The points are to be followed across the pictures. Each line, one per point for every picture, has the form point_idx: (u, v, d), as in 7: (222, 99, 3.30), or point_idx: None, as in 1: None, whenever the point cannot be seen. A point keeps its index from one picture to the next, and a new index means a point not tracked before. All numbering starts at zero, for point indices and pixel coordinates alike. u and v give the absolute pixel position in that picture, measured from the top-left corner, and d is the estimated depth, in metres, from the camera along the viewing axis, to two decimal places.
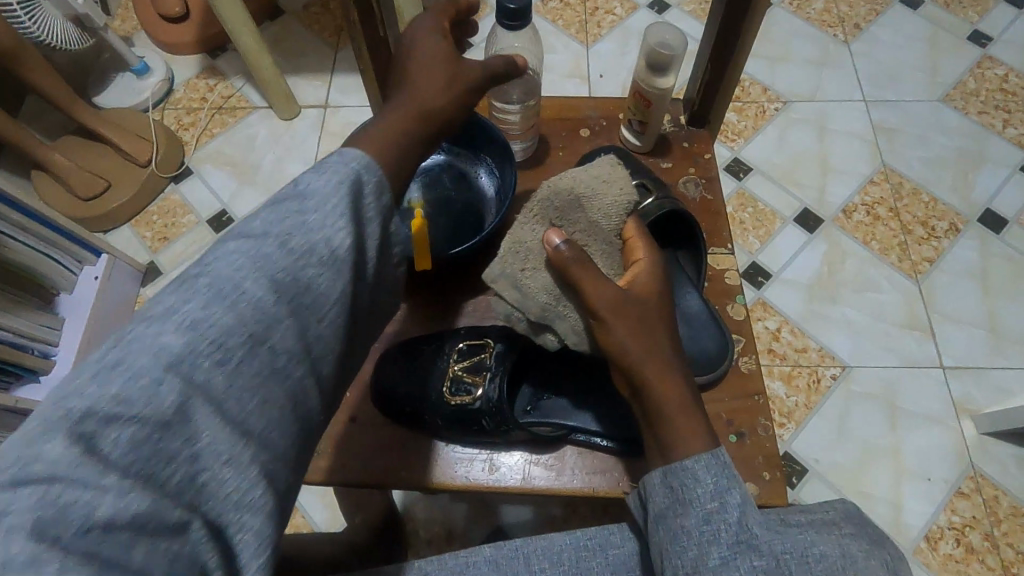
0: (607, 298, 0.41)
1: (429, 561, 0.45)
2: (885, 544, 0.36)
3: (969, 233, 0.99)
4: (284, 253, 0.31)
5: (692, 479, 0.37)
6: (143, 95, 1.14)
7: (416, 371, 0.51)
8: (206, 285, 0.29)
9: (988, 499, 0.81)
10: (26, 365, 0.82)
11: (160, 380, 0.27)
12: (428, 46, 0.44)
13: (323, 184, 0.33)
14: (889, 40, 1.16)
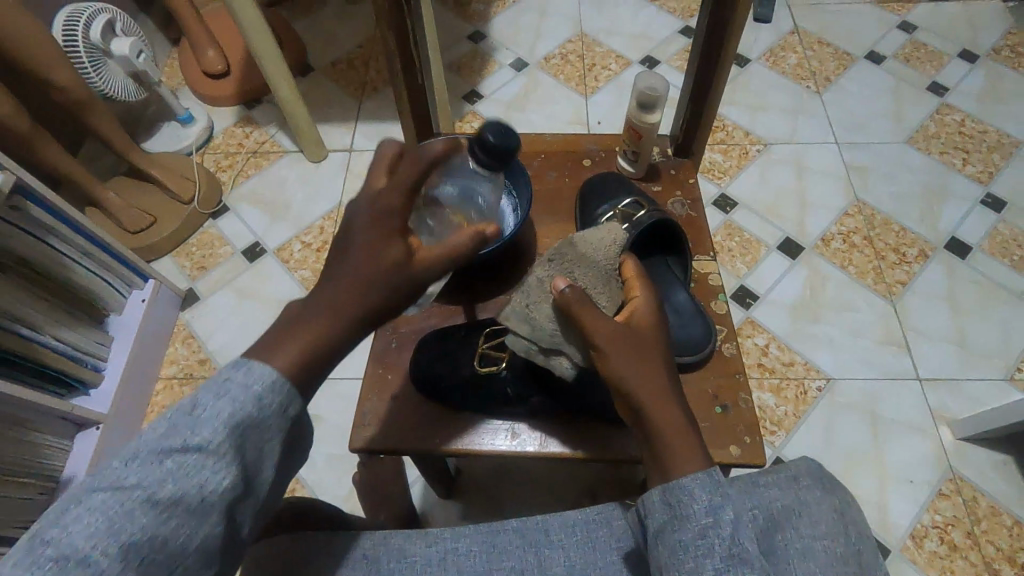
0: (610, 333, 0.45)
1: (463, 526, 0.50)
2: (838, 490, 0.42)
3: (937, 258, 1.09)
4: (151, 505, 0.31)
5: (687, 495, 0.39)
6: (187, 141, 1.27)
7: (449, 354, 0.58)
8: (52, 557, 0.29)
9: (968, 500, 0.88)
10: (80, 378, 0.90)
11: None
12: (378, 225, 0.38)
13: (219, 415, 0.33)
14: (856, 90, 1.30)
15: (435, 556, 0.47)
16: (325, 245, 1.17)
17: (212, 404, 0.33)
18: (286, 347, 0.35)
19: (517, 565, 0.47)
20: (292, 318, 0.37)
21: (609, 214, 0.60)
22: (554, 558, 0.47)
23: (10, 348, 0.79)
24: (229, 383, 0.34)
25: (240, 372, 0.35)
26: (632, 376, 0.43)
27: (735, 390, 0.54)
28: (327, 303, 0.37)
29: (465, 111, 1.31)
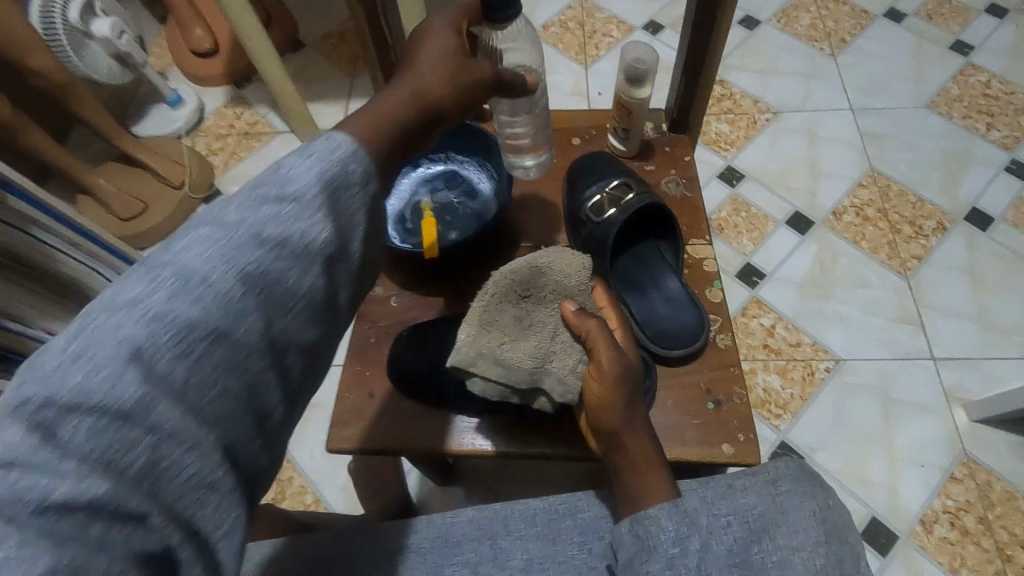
0: (611, 370, 0.44)
1: (419, 517, 0.48)
2: (820, 493, 0.41)
3: (956, 231, 1.03)
4: (257, 246, 0.29)
5: (654, 526, 0.40)
6: (177, 123, 1.24)
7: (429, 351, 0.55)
8: (173, 278, 0.28)
9: (981, 484, 0.85)
10: None
11: (122, 370, 0.26)
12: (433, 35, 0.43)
13: (309, 170, 0.31)
14: (875, 52, 1.22)
15: (385, 552, 0.45)
16: None
17: (299, 160, 0.31)
18: (360, 126, 0.35)
19: (471, 559, 0.45)
20: (363, 112, 0.37)
21: (597, 197, 0.56)
22: (511, 551, 0.45)
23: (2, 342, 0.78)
24: (314, 148, 0.32)
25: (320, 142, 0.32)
26: (625, 415, 0.44)
27: (730, 383, 0.51)
28: (400, 100, 0.38)
29: None
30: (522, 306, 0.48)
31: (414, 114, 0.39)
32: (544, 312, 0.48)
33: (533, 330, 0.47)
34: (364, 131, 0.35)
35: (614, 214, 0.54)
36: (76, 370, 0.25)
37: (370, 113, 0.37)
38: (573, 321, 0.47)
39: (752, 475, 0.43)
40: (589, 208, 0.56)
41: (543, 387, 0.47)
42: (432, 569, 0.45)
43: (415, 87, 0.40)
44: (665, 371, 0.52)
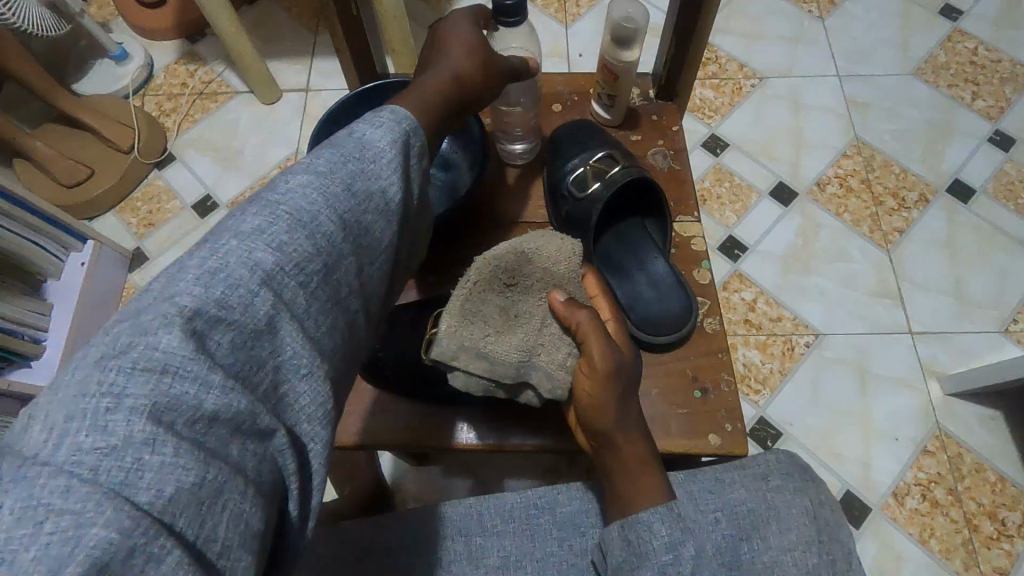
0: (604, 369, 0.40)
1: (385, 514, 0.44)
2: (811, 488, 0.39)
3: (938, 203, 1.02)
4: (352, 197, 0.31)
5: (646, 532, 0.37)
6: (123, 81, 1.14)
7: (400, 338, 0.51)
8: (288, 217, 0.28)
9: (952, 456, 0.86)
10: (16, 350, 0.83)
11: (257, 290, 0.26)
12: (455, 21, 0.45)
13: (385, 135, 0.33)
14: (863, 15, 1.18)
15: (348, 552, 0.41)
16: None
17: (375, 126, 0.33)
18: (411, 103, 0.37)
19: (441, 558, 0.41)
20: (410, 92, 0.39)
21: (580, 170, 0.52)
22: (487, 548, 0.42)
23: None
24: (382, 117, 0.34)
25: (381, 115, 0.34)
26: (619, 413, 0.41)
27: (717, 370, 0.49)
28: (443, 80, 0.40)
29: None
30: (508, 296, 0.44)
31: (454, 94, 0.40)
32: (532, 303, 0.44)
33: (520, 322, 0.43)
34: (413, 107, 0.37)
35: (597, 189, 0.50)
36: (217, 284, 0.25)
37: (418, 92, 0.39)
38: (563, 312, 0.43)
39: (742, 470, 0.41)
40: (571, 181, 0.52)
41: (530, 381, 0.44)
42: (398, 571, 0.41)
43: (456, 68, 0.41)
44: (650, 358, 0.49)
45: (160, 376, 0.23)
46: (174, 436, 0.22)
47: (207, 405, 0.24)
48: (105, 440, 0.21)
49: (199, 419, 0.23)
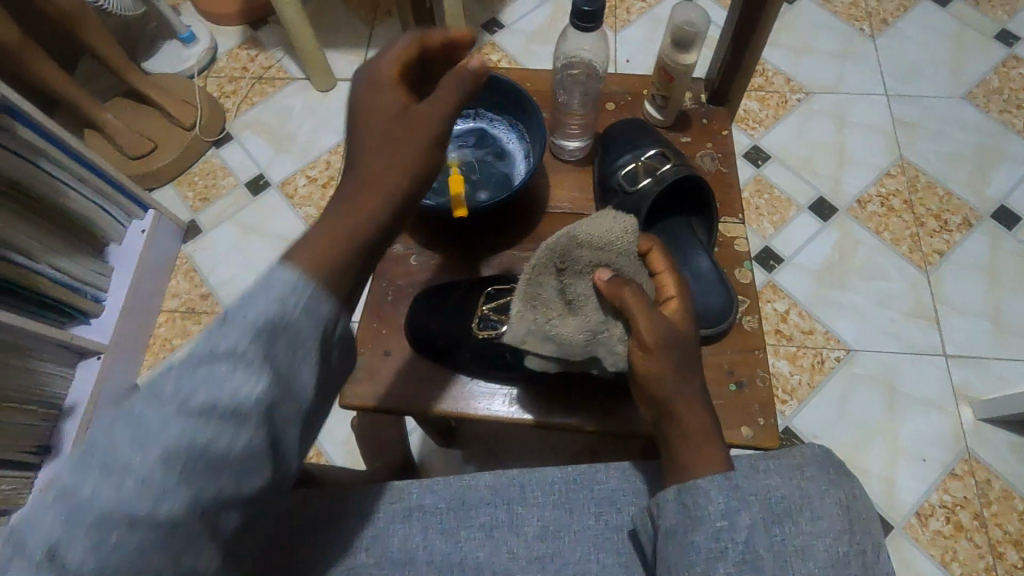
0: (652, 339, 0.42)
1: (434, 478, 0.48)
2: (846, 480, 0.40)
3: (981, 228, 1.01)
4: (254, 364, 0.30)
5: (704, 498, 0.39)
6: (189, 62, 1.19)
7: (448, 315, 0.53)
8: (177, 398, 0.29)
9: (980, 482, 0.85)
10: (78, 306, 0.88)
11: (173, 460, 0.28)
12: (376, 81, 0.36)
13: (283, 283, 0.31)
14: (915, 36, 1.18)
15: (399, 511, 0.47)
16: (331, 181, 1.11)
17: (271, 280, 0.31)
18: (308, 252, 0.32)
19: (487, 521, 0.46)
20: (320, 227, 0.33)
21: (630, 166, 0.54)
22: (526, 517, 0.46)
23: (6, 275, 0.78)
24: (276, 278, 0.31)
25: (278, 279, 0.31)
26: (673, 382, 0.42)
27: (752, 366, 0.50)
28: (359, 199, 0.33)
29: (483, 42, 1.22)
30: (561, 279, 0.47)
31: (380, 207, 0.34)
32: (583, 282, 0.46)
33: (577, 303, 0.46)
34: (313, 259, 0.32)
35: (648, 184, 0.52)
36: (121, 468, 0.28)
37: (319, 229, 0.33)
38: (607, 289, 0.45)
39: (779, 457, 0.42)
40: (621, 176, 0.54)
41: (599, 357, 0.46)
42: (448, 530, 0.46)
43: (376, 170, 0.34)
44: None
45: (172, 404, 0.29)
46: (179, 459, 0.28)
47: (207, 424, 0.29)
48: (130, 461, 0.28)
49: (210, 432, 0.29)
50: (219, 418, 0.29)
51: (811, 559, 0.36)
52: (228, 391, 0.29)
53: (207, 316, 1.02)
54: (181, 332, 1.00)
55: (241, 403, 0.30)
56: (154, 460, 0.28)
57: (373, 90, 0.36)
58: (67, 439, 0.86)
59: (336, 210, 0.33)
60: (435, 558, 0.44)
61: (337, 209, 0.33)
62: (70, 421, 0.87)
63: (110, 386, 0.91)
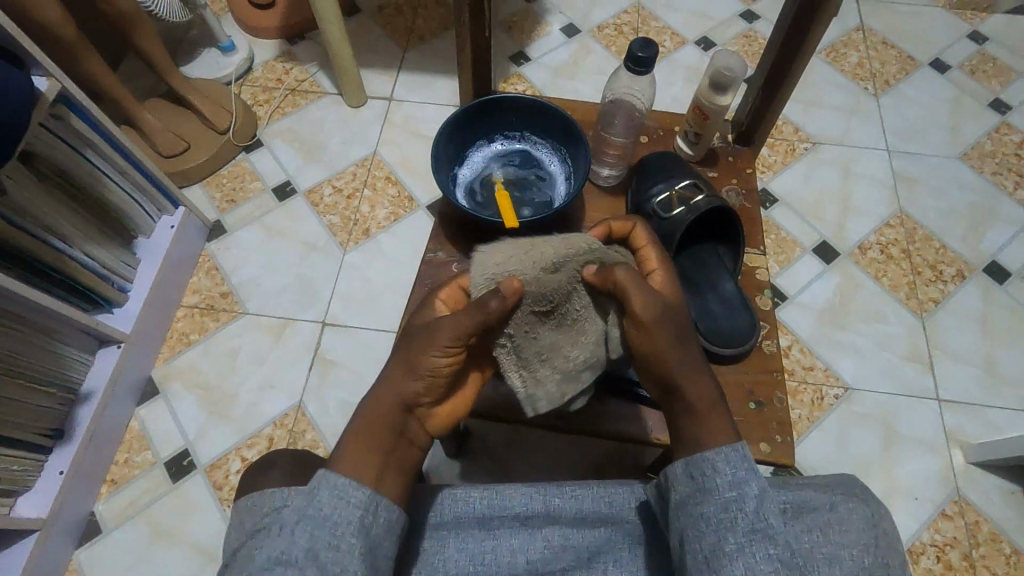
0: (648, 322, 0.48)
1: None
2: (871, 503, 0.42)
3: (974, 280, 1.07)
4: (348, 505, 0.42)
5: (712, 470, 0.43)
6: (227, 70, 1.24)
7: None
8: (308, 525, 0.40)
9: (970, 523, 0.88)
10: (104, 295, 0.90)
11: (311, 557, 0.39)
12: (420, 312, 0.53)
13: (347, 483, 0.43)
14: (916, 98, 1.25)
15: (436, 500, 0.51)
16: (356, 192, 1.15)
17: (336, 482, 0.43)
18: (347, 455, 0.45)
19: (522, 510, 0.50)
20: (364, 431, 0.46)
21: (665, 194, 0.59)
22: (564, 507, 0.50)
23: (41, 258, 0.80)
24: (335, 486, 0.42)
25: (333, 491, 0.42)
26: (672, 360, 0.48)
27: (771, 387, 0.54)
28: (388, 406, 0.48)
29: (511, 73, 1.28)
30: (548, 321, 0.52)
31: (390, 420, 0.47)
32: (571, 297, 0.52)
33: (578, 330, 0.53)
34: (349, 464, 0.44)
35: (681, 212, 0.57)
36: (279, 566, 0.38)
37: (355, 429, 0.47)
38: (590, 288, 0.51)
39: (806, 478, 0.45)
40: (655, 203, 0.59)
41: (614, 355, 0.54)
42: (484, 518, 0.50)
43: (397, 385, 0.48)
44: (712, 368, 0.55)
45: (307, 533, 0.40)
46: (318, 544, 0.39)
47: (329, 533, 0.40)
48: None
49: (326, 545, 0.39)
50: (331, 530, 0.40)
51: (835, 559, 0.38)
52: (332, 507, 0.41)
53: (226, 313, 1.04)
54: (198, 327, 1.02)
55: (342, 518, 0.41)
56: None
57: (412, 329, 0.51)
58: (79, 426, 0.86)
59: (372, 418, 0.47)
60: (473, 543, 0.48)
61: (369, 416, 0.47)
62: (84, 407, 0.87)
63: (126, 375, 0.92)
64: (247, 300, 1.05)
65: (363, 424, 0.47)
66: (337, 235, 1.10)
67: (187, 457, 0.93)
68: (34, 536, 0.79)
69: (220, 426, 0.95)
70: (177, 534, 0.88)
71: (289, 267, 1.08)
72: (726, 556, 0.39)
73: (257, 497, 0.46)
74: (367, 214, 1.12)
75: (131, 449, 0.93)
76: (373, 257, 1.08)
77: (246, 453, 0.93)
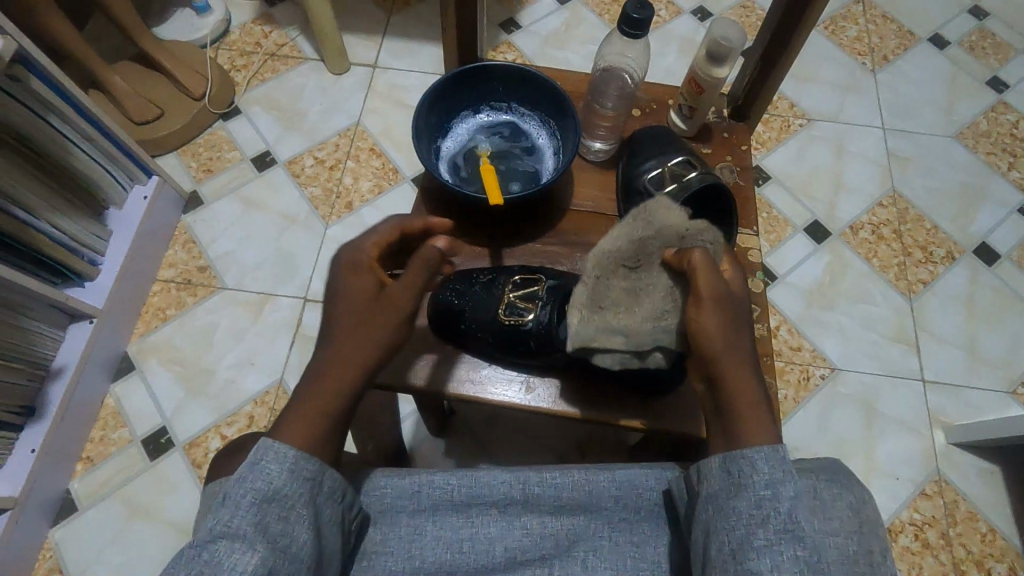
0: (712, 298, 0.44)
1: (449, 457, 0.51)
2: (855, 488, 0.42)
3: (963, 261, 1.06)
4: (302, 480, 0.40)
5: (749, 466, 0.41)
6: (202, 32, 1.18)
7: (477, 300, 0.55)
8: (260, 497, 0.38)
9: (948, 502, 0.89)
10: (73, 268, 0.86)
11: (265, 532, 0.37)
12: (347, 285, 0.47)
13: (291, 455, 0.40)
14: (913, 75, 1.23)
15: (409, 487, 0.49)
16: (338, 163, 1.11)
17: (280, 455, 0.40)
18: (297, 428, 0.42)
19: (502, 498, 0.49)
20: (316, 407, 0.43)
21: (657, 171, 0.57)
22: (542, 495, 0.49)
23: (3, 229, 0.76)
24: (278, 458, 0.40)
25: (279, 462, 0.40)
26: (726, 343, 0.44)
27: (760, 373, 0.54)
28: (340, 375, 0.44)
29: (500, 41, 1.23)
30: (633, 276, 0.49)
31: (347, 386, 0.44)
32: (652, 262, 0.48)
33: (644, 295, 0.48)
34: (302, 434, 0.42)
35: (674, 189, 0.55)
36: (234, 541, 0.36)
37: (303, 406, 0.43)
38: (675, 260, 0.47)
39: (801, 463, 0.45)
40: (647, 179, 0.57)
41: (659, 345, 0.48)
42: (461, 506, 0.48)
43: (351, 350, 0.44)
44: None
45: (258, 503, 0.38)
46: (269, 516, 0.38)
47: (281, 510, 0.38)
48: (223, 558, 0.34)
49: (275, 515, 0.38)
50: (281, 504, 0.39)
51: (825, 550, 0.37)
52: (282, 479, 0.39)
53: (204, 288, 1.01)
54: (175, 302, 0.99)
55: (292, 490, 0.39)
56: (242, 552, 0.35)
57: (349, 287, 0.47)
58: (51, 403, 0.84)
59: (321, 389, 0.44)
60: (448, 532, 0.47)
61: (316, 385, 0.44)
62: (55, 384, 0.85)
63: (99, 351, 0.89)
64: (225, 274, 1.02)
65: (313, 400, 0.43)
66: (318, 209, 1.07)
67: (165, 434, 0.91)
68: (5, 515, 0.77)
69: (198, 405, 0.93)
70: (155, 512, 0.87)
71: (268, 241, 1.04)
72: (753, 550, 0.37)
73: (222, 483, 0.44)
74: (350, 187, 1.09)
75: (106, 426, 0.91)
76: (355, 232, 1.05)
77: (225, 431, 0.91)
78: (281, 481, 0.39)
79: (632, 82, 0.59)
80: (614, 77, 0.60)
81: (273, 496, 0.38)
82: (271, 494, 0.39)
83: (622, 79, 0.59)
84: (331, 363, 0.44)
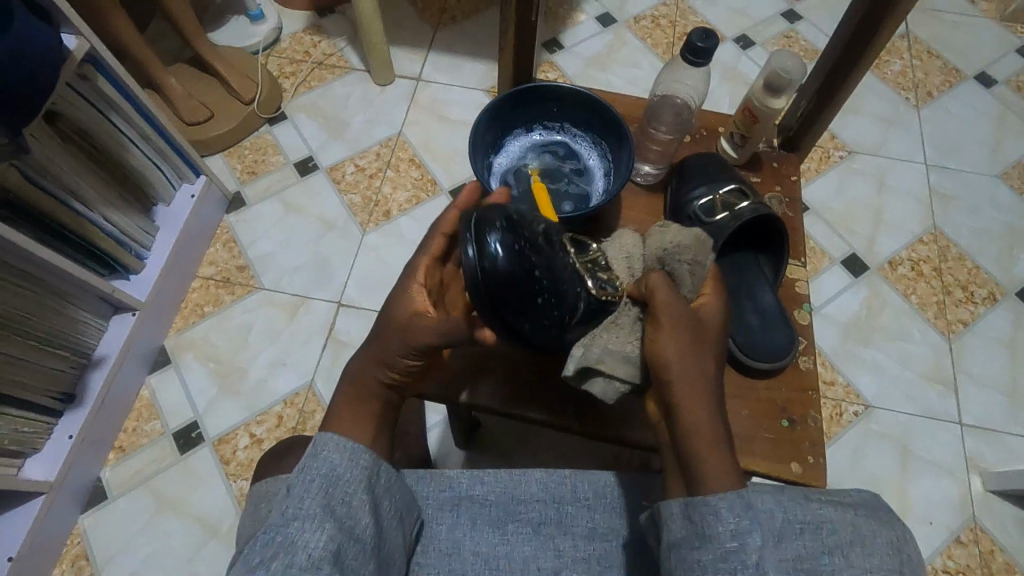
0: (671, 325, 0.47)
1: (486, 472, 0.51)
2: (898, 526, 0.40)
3: (1005, 303, 1.04)
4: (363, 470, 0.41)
5: (714, 517, 0.40)
6: (255, 39, 1.22)
7: (557, 270, 0.47)
8: (320, 482, 0.39)
9: (984, 552, 0.86)
10: (121, 261, 0.88)
11: (328, 517, 0.37)
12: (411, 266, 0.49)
13: (354, 448, 0.41)
14: (958, 112, 1.22)
15: (449, 500, 0.49)
16: (379, 172, 1.13)
17: (340, 450, 0.41)
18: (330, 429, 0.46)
19: (536, 518, 0.48)
20: (350, 404, 0.47)
21: (707, 198, 0.57)
22: (577, 517, 0.48)
23: (61, 220, 0.79)
24: (339, 450, 0.41)
25: (341, 454, 0.41)
26: (683, 375, 0.46)
27: (805, 405, 0.54)
28: (372, 383, 0.48)
29: (542, 60, 1.25)
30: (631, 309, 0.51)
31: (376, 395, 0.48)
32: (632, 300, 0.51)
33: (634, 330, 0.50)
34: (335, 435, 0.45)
35: (723, 218, 0.56)
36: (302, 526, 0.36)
37: (338, 404, 0.48)
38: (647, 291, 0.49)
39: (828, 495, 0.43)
40: (697, 206, 0.57)
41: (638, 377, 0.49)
42: (496, 522, 0.48)
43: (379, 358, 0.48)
44: (746, 381, 0.54)
45: (319, 496, 0.38)
46: (333, 503, 0.38)
47: (343, 499, 0.39)
48: (297, 538, 0.35)
49: (340, 501, 0.38)
50: (343, 489, 0.39)
51: None
52: (343, 467, 0.40)
53: (242, 287, 1.03)
54: (213, 300, 1.01)
55: (353, 478, 0.40)
56: (313, 531, 0.36)
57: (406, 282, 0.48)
58: (90, 391, 0.86)
59: (358, 392, 0.48)
60: (484, 548, 0.47)
61: (350, 386, 0.48)
62: (96, 373, 0.87)
63: (138, 344, 0.92)
64: (263, 275, 1.04)
65: (348, 399, 0.48)
66: (357, 216, 1.09)
67: (196, 429, 0.92)
68: (40, 499, 0.79)
69: (230, 402, 0.94)
70: (182, 506, 0.88)
71: (306, 245, 1.06)
72: None
73: (272, 484, 0.45)
74: (388, 196, 1.11)
75: (140, 417, 0.93)
76: (392, 241, 1.07)
77: (254, 429, 0.92)
78: (345, 472, 0.40)
79: (689, 108, 0.60)
80: (670, 102, 0.60)
81: (333, 485, 0.39)
82: (332, 482, 0.39)
83: (678, 105, 0.60)
84: (365, 369, 0.48)
